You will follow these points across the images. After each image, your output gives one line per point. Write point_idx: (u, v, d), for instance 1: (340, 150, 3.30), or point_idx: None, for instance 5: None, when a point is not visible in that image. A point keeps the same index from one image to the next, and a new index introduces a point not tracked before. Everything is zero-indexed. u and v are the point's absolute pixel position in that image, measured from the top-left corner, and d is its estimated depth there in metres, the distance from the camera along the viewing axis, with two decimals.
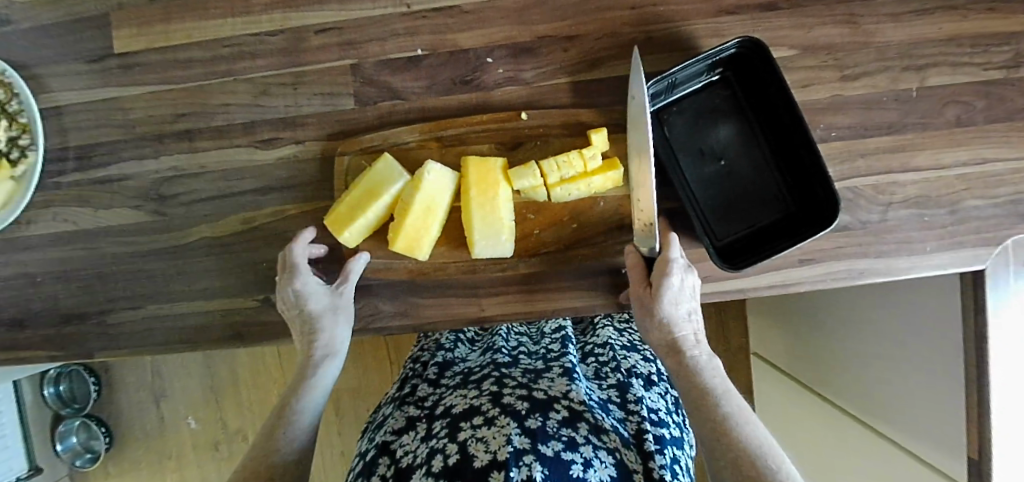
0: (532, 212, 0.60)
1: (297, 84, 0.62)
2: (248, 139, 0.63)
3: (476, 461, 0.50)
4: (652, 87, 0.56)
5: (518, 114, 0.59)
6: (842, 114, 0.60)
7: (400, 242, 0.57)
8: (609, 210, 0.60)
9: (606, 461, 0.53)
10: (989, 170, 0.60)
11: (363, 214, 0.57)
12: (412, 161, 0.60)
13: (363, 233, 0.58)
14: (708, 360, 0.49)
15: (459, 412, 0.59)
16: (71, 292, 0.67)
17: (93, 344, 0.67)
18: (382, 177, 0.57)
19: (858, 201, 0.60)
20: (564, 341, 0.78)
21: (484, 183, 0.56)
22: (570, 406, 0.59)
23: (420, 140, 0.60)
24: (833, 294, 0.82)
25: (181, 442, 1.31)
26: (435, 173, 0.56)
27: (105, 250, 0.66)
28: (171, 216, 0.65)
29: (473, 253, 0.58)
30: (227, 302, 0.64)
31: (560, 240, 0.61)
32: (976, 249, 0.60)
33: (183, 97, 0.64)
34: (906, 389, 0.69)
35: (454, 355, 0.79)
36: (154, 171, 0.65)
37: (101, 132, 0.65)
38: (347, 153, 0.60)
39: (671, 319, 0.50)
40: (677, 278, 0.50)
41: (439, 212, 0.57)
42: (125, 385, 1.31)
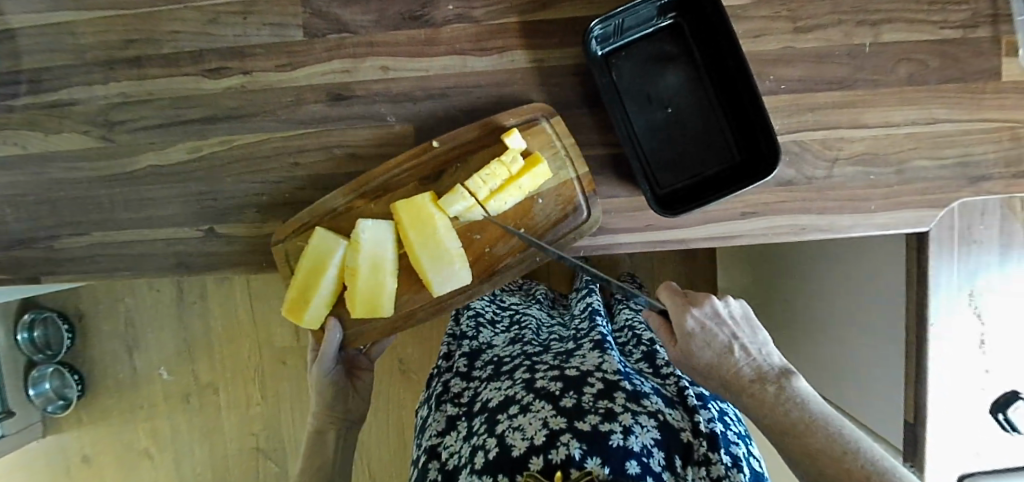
0: (477, 233, 0.60)
1: (246, 14, 0.62)
2: (198, 68, 0.63)
3: (514, 449, 0.52)
4: (597, 27, 0.55)
5: (428, 143, 0.58)
6: (791, 67, 0.59)
7: (360, 306, 0.59)
8: (551, 206, 0.59)
9: (648, 426, 0.53)
10: (938, 131, 0.60)
11: (315, 293, 0.59)
12: (344, 222, 0.60)
13: (323, 309, 0.60)
14: (781, 391, 0.48)
15: (495, 405, 0.60)
16: (19, 216, 0.67)
17: (40, 268, 0.67)
18: (320, 250, 0.58)
19: (805, 155, 0.60)
20: (592, 316, 0.79)
21: (419, 223, 0.57)
22: (604, 377, 0.60)
23: (346, 202, 0.60)
24: (823, 269, 0.83)
25: (154, 394, 1.33)
26: (369, 230, 0.57)
27: (54, 175, 0.66)
28: (119, 143, 0.65)
29: (434, 293, 0.58)
30: (173, 232, 0.65)
31: (514, 249, 0.60)
32: (921, 212, 0.61)
33: (134, 23, 0.63)
34: (883, 374, 0.70)
35: (479, 341, 0.78)
36: (103, 97, 0.64)
37: (52, 56, 0.65)
38: (281, 241, 0.61)
39: (717, 361, 0.52)
40: (694, 319, 0.53)
41: (388, 263, 0.58)
42: (100, 335, 1.32)
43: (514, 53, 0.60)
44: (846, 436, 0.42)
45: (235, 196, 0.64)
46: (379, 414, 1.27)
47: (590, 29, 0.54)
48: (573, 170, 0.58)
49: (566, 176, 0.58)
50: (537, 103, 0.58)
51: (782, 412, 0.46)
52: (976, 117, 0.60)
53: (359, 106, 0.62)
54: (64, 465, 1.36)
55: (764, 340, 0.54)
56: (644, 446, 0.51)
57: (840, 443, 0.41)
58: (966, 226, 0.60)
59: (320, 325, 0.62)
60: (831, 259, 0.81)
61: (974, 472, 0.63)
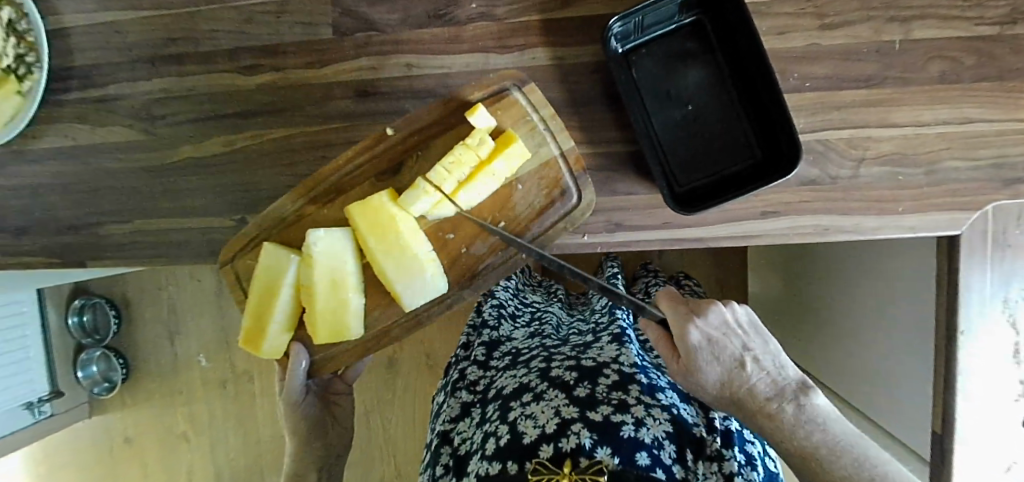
0: (447, 232, 0.59)
1: (279, 13, 0.64)
2: (233, 65, 0.66)
3: (526, 436, 0.52)
4: (617, 24, 0.55)
5: (384, 133, 0.57)
6: (817, 64, 0.58)
7: (323, 329, 0.57)
8: (536, 192, 0.58)
9: (660, 419, 0.53)
10: (973, 131, 0.58)
11: (272, 318, 0.58)
12: (299, 230, 0.60)
13: (282, 335, 0.59)
14: (800, 412, 0.46)
15: (510, 393, 0.61)
16: (68, 203, 0.71)
17: (86, 253, 0.71)
18: (273, 271, 0.57)
19: (830, 154, 0.58)
20: (612, 310, 0.79)
21: (379, 227, 0.56)
22: (620, 369, 0.60)
23: (298, 208, 0.59)
24: (855, 272, 0.81)
25: (192, 381, 1.39)
26: (321, 241, 0.55)
27: (99, 165, 0.70)
28: (159, 136, 0.68)
29: (406, 306, 0.57)
30: (206, 221, 0.68)
31: (493, 246, 0.59)
32: (954, 214, 0.58)
33: (176, 22, 0.66)
34: (913, 380, 0.69)
35: (499, 333, 0.79)
36: (146, 92, 0.68)
37: (101, 54, 0.69)
38: (235, 257, 0.62)
39: (727, 378, 0.49)
40: (700, 331, 0.49)
41: (347, 276, 0.57)
42: (143, 322, 1.38)
43: (535, 50, 0.61)
44: (870, 462, 0.42)
45: (264, 188, 0.66)
46: (403, 406, 1.30)
47: (609, 25, 0.55)
48: (556, 146, 0.57)
49: (546, 157, 0.57)
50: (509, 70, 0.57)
51: (803, 438, 0.45)
52: (1014, 117, 0.57)
53: (383, 102, 0.64)
54: (106, 444, 1.43)
55: (775, 349, 0.51)
56: (655, 438, 0.51)
57: (866, 469, 0.41)
58: (1001, 231, 0.58)
59: (283, 352, 0.61)
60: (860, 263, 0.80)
61: None
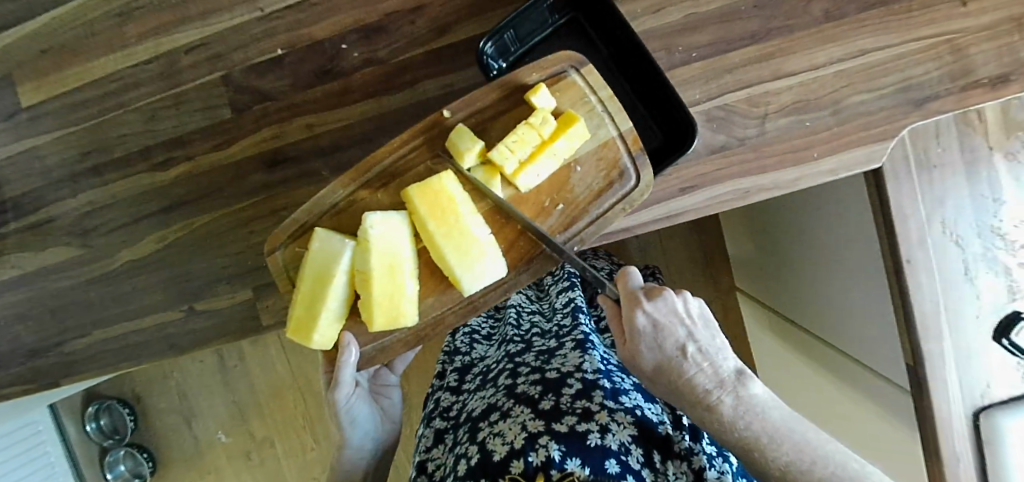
0: (505, 218, 0.52)
1: (179, 104, 0.66)
2: (148, 163, 0.67)
3: (495, 454, 0.51)
4: (487, 45, 0.55)
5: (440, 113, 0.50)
6: (698, 33, 0.58)
7: (378, 318, 0.49)
8: (594, 173, 0.52)
9: (624, 422, 0.52)
10: (869, 61, 0.57)
11: (324, 307, 0.49)
12: (350, 218, 0.51)
13: (333, 326, 0.50)
14: (740, 402, 0.40)
15: (478, 414, 0.60)
16: (29, 329, 0.73)
17: (56, 373, 0.73)
18: (325, 255, 0.48)
19: (732, 118, 0.58)
20: (574, 313, 0.77)
21: (439, 209, 0.48)
22: (583, 376, 0.59)
23: (349, 194, 0.50)
24: (795, 219, 0.83)
25: (219, 457, 1.34)
26: (379, 224, 0.47)
27: (50, 287, 0.72)
28: (97, 246, 0.70)
29: (464, 292, 0.50)
30: (159, 317, 0.69)
31: (553, 228, 0.52)
32: (872, 147, 0.57)
33: (86, 136, 0.68)
34: (877, 314, 0.69)
35: (472, 356, 0.80)
36: (75, 207, 0.70)
37: (26, 181, 0.71)
38: (276, 249, 0.52)
39: (667, 367, 0.43)
40: (646, 316, 0.43)
41: (405, 266, 0.49)
42: (159, 412, 1.33)
43: (425, 84, 0.61)
44: (811, 447, 0.37)
45: (205, 274, 0.68)
46: None
47: (481, 47, 0.54)
48: (615, 126, 0.51)
49: (606, 136, 0.51)
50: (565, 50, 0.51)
51: (741, 430, 0.39)
52: (906, 39, 0.57)
53: (294, 167, 0.64)
54: None
55: (722, 341, 0.44)
56: (622, 443, 0.50)
57: (809, 454, 0.37)
58: (923, 153, 0.57)
59: (333, 344, 0.51)
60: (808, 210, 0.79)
61: (987, 405, 0.60)
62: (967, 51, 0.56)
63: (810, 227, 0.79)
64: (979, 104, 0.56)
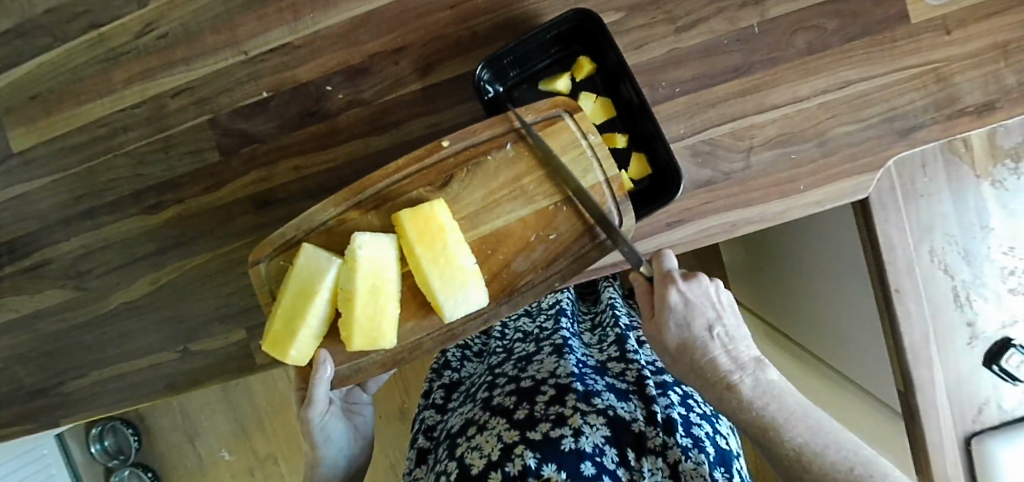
0: (492, 248, 0.52)
1: (167, 148, 0.66)
2: (139, 207, 0.68)
3: (473, 468, 0.51)
4: (483, 71, 0.56)
5: (438, 143, 0.50)
6: (682, 68, 0.58)
7: (358, 337, 0.49)
8: (579, 214, 0.51)
9: (597, 423, 0.52)
10: (854, 92, 0.57)
11: (304, 322, 0.49)
12: (338, 239, 0.51)
13: (311, 343, 0.50)
14: (760, 386, 0.39)
15: (457, 429, 0.59)
16: (29, 371, 0.74)
17: (58, 413, 0.74)
18: (310, 271, 0.48)
19: (717, 152, 0.58)
20: (557, 317, 0.76)
21: (428, 235, 0.48)
22: (557, 382, 0.58)
23: (339, 214, 0.51)
24: (784, 235, 0.80)
25: (223, 474, 1.35)
26: (367, 245, 0.47)
27: (48, 329, 0.73)
28: (91, 289, 0.71)
29: (446, 319, 0.50)
30: (155, 358, 0.70)
31: (535, 261, 0.52)
32: (857, 179, 0.57)
33: (78, 181, 0.69)
34: (863, 333, 0.67)
35: (462, 373, 0.78)
36: (68, 250, 0.70)
37: (19, 225, 0.71)
38: (260, 259, 0.52)
39: (692, 344, 0.42)
40: (678, 294, 0.42)
41: (389, 289, 0.49)
42: (162, 431, 1.34)
43: (410, 123, 0.62)
44: (825, 431, 0.35)
45: (199, 315, 0.68)
46: None
47: (477, 73, 0.55)
48: (602, 173, 0.50)
49: (593, 181, 0.51)
50: (557, 95, 0.51)
51: (758, 412, 0.38)
52: (891, 68, 0.57)
53: (284, 207, 0.65)
54: None
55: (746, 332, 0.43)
56: (596, 444, 0.50)
57: (824, 437, 0.35)
58: (909, 183, 0.57)
59: (307, 361, 0.51)
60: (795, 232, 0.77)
61: (979, 429, 0.60)
62: (951, 80, 0.56)
63: (796, 242, 0.77)
64: (965, 132, 0.56)
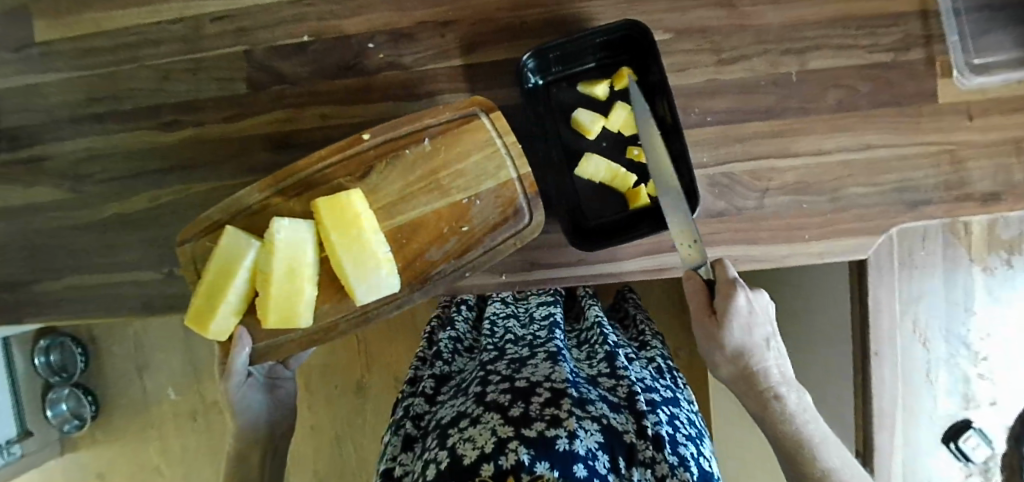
0: (406, 237, 0.54)
1: (196, 70, 0.66)
2: (155, 122, 0.67)
3: (465, 458, 0.47)
4: (529, 60, 0.57)
5: (359, 135, 0.53)
6: (717, 99, 0.59)
7: (272, 315, 0.51)
8: (491, 209, 0.54)
9: (591, 430, 0.51)
10: (874, 157, 0.59)
11: (221, 300, 0.51)
12: (261, 222, 0.54)
13: (231, 319, 0.52)
14: (799, 402, 0.45)
15: (448, 421, 0.56)
16: (3, 262, 0.72)
17: (25, 310, 0.72)
18: (229, 252, 0.50)
19: (735, 187, 0.60)
20: (551, 327, 0.75)
21: (344, 224, 0.50)
22: (552, 387, 0.57)
23: (264, 198, 0.54)
24: (785, 288, 0.81)
25: (164, 414, 1.32)
26: (285, 229, 0.49)
27: (33, 225, 0.71)
28: (87, 194, 0.69)
29: (358, 301, 0.52)
30: (137, 275, 0.69)
31: (449, 252, 0.55)
32: (860, 239, 0.59)
33: (96, 82, 0.68)
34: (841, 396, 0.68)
35: (452, 367, 0.75)
36: (72, 151, 0.69)
37: (25, 115, 0.70)
38: (187, 241, 0.55)
39: (749, 350, 0.46)
40: (749, 303, 0.45)
41: (307, 270, 0.51)
42: (111, 358, 1.32)
43: (443, 97, 0.62)
44: (850, 462, 0.42)
45: None
46: (375, 431, 1.27)
47: (523, 60, 0.56)
48: (513, 169, 0.53)
49: (504, 177, 0.54)
50: (475, 96, 0.55)
51: (799, 431, 0.43)
52: (913, 141, 0.59)
53: (302, 152, 0.65)
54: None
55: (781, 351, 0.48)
56: (589, 449, 0.49)
57: (847, 466, 0.42)
58: (907, 254, 0.59)
59: (228, 337, 0.54)
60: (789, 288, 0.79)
61: None
62: (965, 164, 0.58)
63: (796, 298, 0.78)
64: (968, 216, 0.58)
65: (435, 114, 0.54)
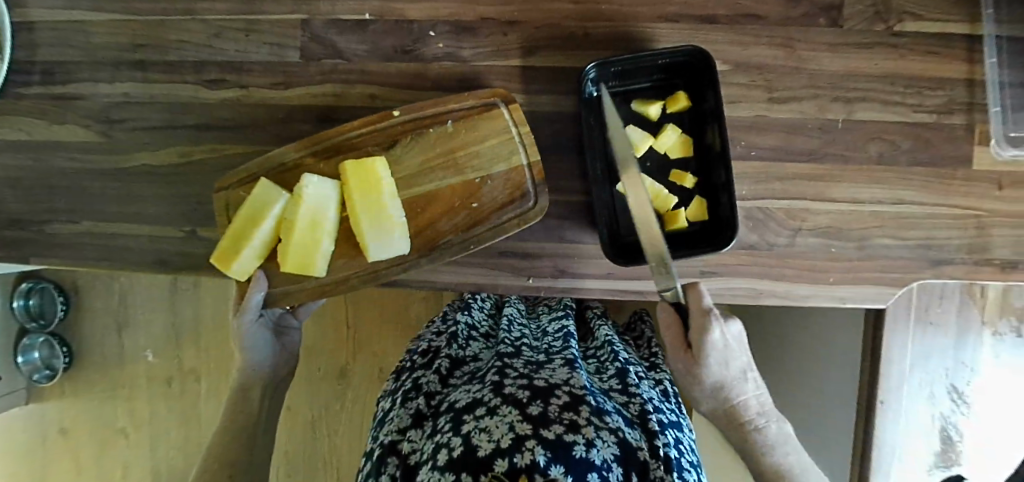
0: (420, 207, 0.57)
1: (249, 31, 0.65)
2: (197, 77, 0.66)
3: (480, 450, 0.48)
4: (591, 70, 0.57)
5: (388, 112, 0.56)
6: (764, 135, 0.60)
7: (290, 261, 0.55)
8: (501, 190, 0.56)
9: (607, 441, 0.52)
10: (905, 212, 0.60)
11: (247, 243, 0.56)
12: (291, 177, 0.58)
13: (253, 261, 0.57)
14: (773, 426, 0.52)
15: (461, 407, 0.56)
16: (18, 197, 0.70)
17: (31, 249, 0.70)
18: (259, 201, 0.55)
19: (769, 222, 0.61)
20: (565, 337, 0.76)
21: (367, 186, 0.54)
22: (570, 391, 0.57)
23: (297, 158, 0.57)
24: (781, 325, 0.83)
25: (137, 375, 1.28)
26: (314, 186, 0.54)
27: (55, 163, 0.69)
28: (117, 140, 0.68)
29: (370, 258, 0.55)
30: (156, 229, 0.67)
31: (460, 225, 0.57)
32: (881, 288, 0.61)
33: (144, 29, 0.66)
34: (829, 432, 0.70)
35: (465, 353, 0.76)
36: (107, 94, 0.68)
37: (64, 51, 0.68)
38: (225, 188, 0.59)
39: (728, 385, 0.51)
40: (726, 344, 0.49)
41: (328, 225, 0.55)
42: (91, 311, 1.28)
43: None
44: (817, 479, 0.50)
45: None
46: (351, 419, 1.26)
47: (585, 71, 0.57)
48: (525, 156, 0.55)
49: (517, 162, 0.56)
50: (498, 86, 0.56)
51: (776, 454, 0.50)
52: (945, 202, 0.60)
53: None
54: (41, 434, 1.32)
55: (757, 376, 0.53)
56: (604, 460, 0.49)
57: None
58: (925, 310, 0.61)
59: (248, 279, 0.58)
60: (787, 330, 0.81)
61: None
62: (989, 231, 0.60)
63: (795, 335, 0.79)
64: (986, 281, 0.60)
65: (457, 100, 0.55)
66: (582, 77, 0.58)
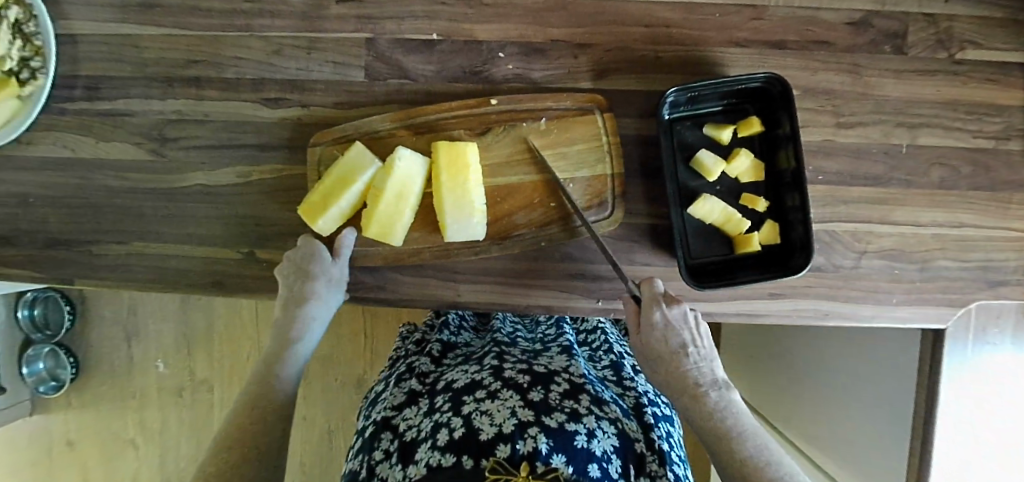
0: (502, 198, 0.60)
1: (311, 49, 0.63)
2: (256, 95, 0.64)
3: (481, 433, 0.49)
4: (674, 94, 0.58)
5: (486, 100, 0.59)
6: (831, 159, 0.62)
7: (373, 227, 0.56)
8: (579, 194, 0.59)
9: (608, 431, 0.53)
10: (965, 235, 0.62)
11: (334, 203, 0.57)
12: (382, 149, 0.60)
13: (335, 222, 0.58)
14: (722, 398, 0.48)
15: (460, 387, 0.58)
16: (60, 218, 0.67)
17: (74, 271, 0.67)
18: (352, 164, 0.57)
19: (834, 245, 0.62)
20: (558, 323, 0.78)
21: (455, 168, 0.56)
22: (570, 379, 0.60)
23: (391, 129, 0.60)
24: (795, 335, 0.85)
25: (148, 387, 1.24)
26: (405, 159, 0.55)
27: (101, 182, 0.67)
28: (170, 159, 0.66)
29: (446, 238, 0.58)
30: (212, 251, 0.66)
31: (535, 220, 0.60)
32: (940, 309, 0.62)
33: (198, 45, 0.64)
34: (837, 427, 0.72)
35: (457, 338, 0.78)
36: (158, 111, 0.66)
37: (113, 66, 0.66)
38: (320, 144, 0.61)
39: (671, 358, 0.50)
40: (662, 315, 0.51)
41: (412, 198, 0.57)
42: (100, 321, 1.24)
43: None
44: (768, 450, 0.45)
45: (279, 224, 0.65)
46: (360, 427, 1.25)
47: (667, 95, 0.57)
48: (611, 167, 0.59)
49: (600, 171, 0.59)
50: (593, 93, 0.60)
51: (718, 421, 0.47)
52: (1001, 225, 0.62)
53: None
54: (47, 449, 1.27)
55: (713, 355, 0.52)
56: (604, 451, 0.50)
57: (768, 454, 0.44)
58: (981, 329, 0.61)
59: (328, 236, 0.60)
60: (810, 340, 0.82)
61: None
62: None
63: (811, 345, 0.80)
64: None
65: (554, 99, 0.58)
66: (662, 100, 0.59)
